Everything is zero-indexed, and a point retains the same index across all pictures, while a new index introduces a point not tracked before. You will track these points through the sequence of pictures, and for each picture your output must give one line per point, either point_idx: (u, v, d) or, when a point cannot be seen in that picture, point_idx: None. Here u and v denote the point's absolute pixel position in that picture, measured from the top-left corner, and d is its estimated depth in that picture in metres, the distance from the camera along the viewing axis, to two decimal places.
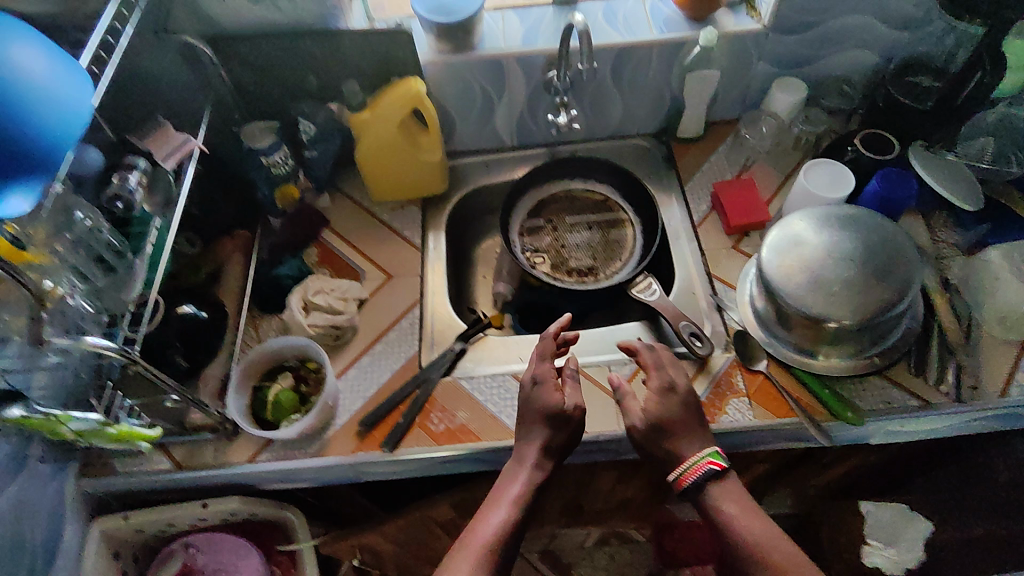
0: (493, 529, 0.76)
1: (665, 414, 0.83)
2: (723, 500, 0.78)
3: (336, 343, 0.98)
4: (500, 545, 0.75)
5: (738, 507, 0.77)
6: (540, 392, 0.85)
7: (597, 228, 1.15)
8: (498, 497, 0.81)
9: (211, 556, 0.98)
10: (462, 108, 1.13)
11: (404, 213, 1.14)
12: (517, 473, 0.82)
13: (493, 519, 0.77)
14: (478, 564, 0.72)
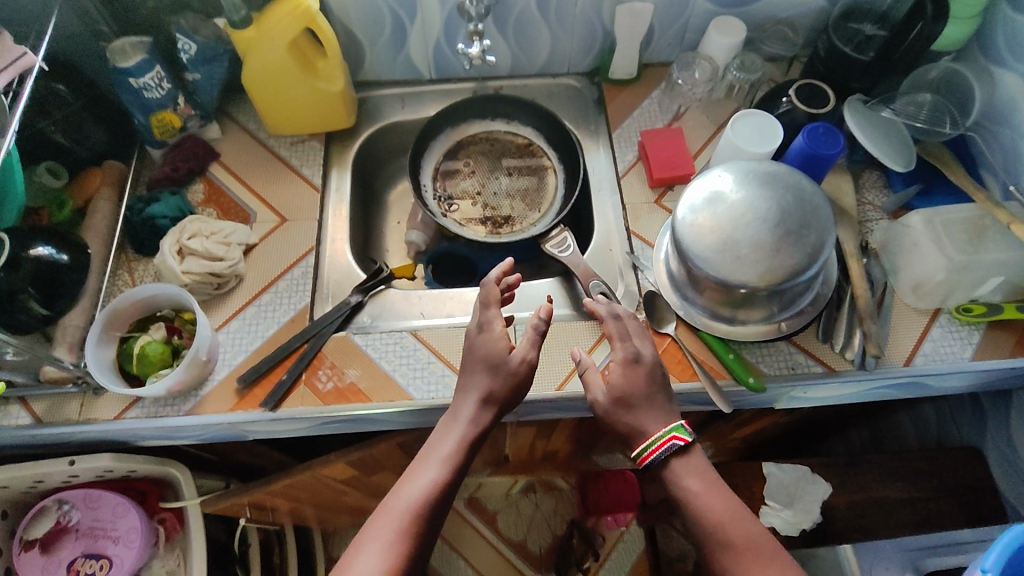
0: (419, 493, 0.71)
1: (628, 387, 0.75)
2: (686, 475, 0.73)
3: (218, 291, 0.90)
4: (426, 506, 0.70)
5: (701, 483, 0.72)
6: (483, 340, 0.79)
7: (519, 174, 1.07)
8: (429, 458, 0.75)
9: (87, 513, 0.91)
10: (370, 32, 1.02)
11: (306, 149, 1.04)
12: (450, 432, 0.76)
13: (420, 482, 0.72)
14: (401, 533, 0.68)
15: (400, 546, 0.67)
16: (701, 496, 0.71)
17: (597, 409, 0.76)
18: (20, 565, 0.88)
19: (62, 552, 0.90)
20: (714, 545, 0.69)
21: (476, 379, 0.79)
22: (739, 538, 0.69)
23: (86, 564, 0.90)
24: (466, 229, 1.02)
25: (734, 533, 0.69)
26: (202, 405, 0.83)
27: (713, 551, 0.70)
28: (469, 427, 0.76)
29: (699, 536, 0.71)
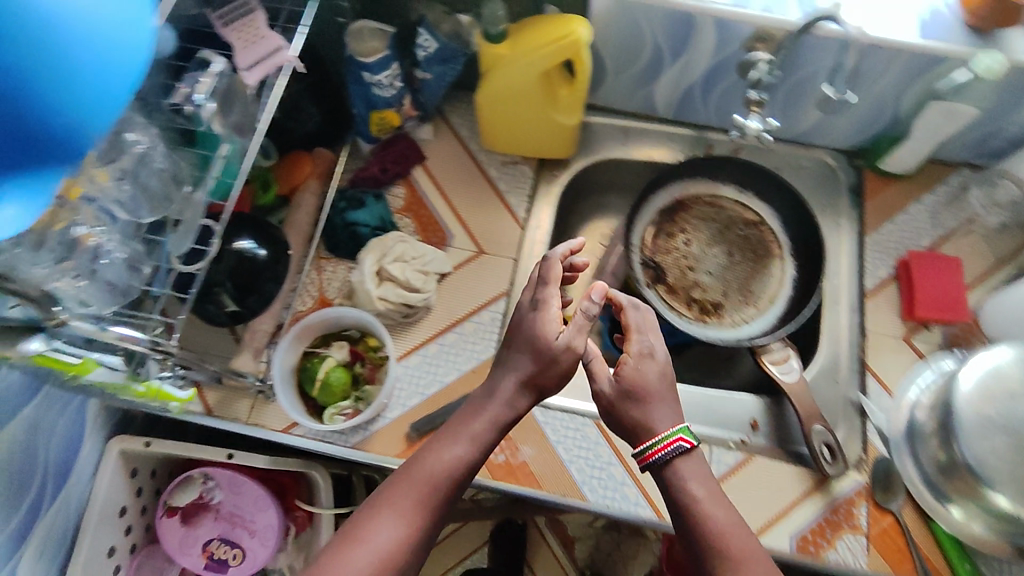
0: (447, 474, 0.60)
1: (643, 377, 0.62)
2: (691, 479, 0.59)
3: (403, 319, 0.84)
4: (448, 486, 0.60)
5: (706, 489, 0.59)
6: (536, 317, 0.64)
7: (740, 259, 0.93)
8: (442, 437, 0.62)
9: (230, 497, 0.91)
10: (620, 62, 0.88)
11: (515, 173, 0.94)
12: (482, 412, 0.62)
13: (450, 457, 0.60)
14: (418, 507, 0.58)
15: (415, 525, 0.57)
16: (702, 496, 0.58)
17: (605, 400, 0.62)
18: (162, 532, 0.90)
19: (200, 529, 0.91)
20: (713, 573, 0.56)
21: (511, 354, 0.64)
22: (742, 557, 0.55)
23: (220, 549, 0.91)
24: (667, 307, 0.89)
25: (736, 543, 0.56)
26: (367, 444, 0.78)
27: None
28: (502, 409, 0.62)
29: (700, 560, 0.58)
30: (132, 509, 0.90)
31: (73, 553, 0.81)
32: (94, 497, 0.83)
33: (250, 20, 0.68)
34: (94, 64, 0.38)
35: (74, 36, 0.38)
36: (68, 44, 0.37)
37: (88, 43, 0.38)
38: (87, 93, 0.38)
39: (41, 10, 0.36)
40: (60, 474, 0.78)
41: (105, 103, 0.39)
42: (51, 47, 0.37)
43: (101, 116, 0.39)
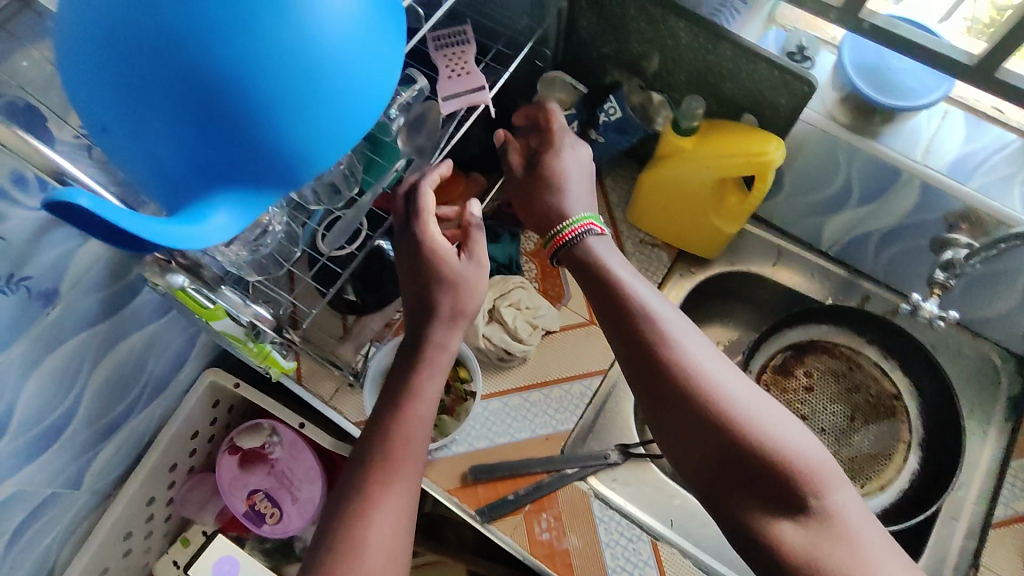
0: (418, 444, 0.60)
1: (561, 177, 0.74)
2: (608, 257, 0.67)
3: (497, 361, 0.84)
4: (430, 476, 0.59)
5: (616, 260, 0.66)
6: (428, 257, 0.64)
7: (862, 428, 0.85)
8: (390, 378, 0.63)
9: (286, 459, 0.95)
10: (801, 186, 0.84)
11: (652, 256, 0.92)
12: (416, 363, 0.63)
13: (415, 418, 0.61)
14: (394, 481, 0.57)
15: (405, 500, 0.57)
16: (616, 272, 0.65)
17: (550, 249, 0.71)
18: (221, 466, 0.94)
19: (252, 476, 0.96)
20: (661, 367, 0.58)
21: (427, 302, 0.65)
22: (678, 341, 0.59)
23: (262, 503, 0.95)
24: None
25: (654, 310, 0.61)
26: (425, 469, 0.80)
27: (667, 380, 0.57)
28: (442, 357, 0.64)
29: (641, 364, 0.59)
30: (203, 436, 0.96)
31: (142, 460, 0.88)
32: (178, 415, 0.89)
33: (461, 52, 0.70)
34: (347, 105, 0.37)
35: (341, 73, 0.37)
36: (333, 79, 0.36)
37: (348, 80, 0.37)
38: (329, 130, 0.37)
39: (322, 43, 0.35)
40: (157, 388, 0.85)
41: (342, 139, 0.38)
42: (319, 81, 0.36)
43: (333, 153, 0.38)
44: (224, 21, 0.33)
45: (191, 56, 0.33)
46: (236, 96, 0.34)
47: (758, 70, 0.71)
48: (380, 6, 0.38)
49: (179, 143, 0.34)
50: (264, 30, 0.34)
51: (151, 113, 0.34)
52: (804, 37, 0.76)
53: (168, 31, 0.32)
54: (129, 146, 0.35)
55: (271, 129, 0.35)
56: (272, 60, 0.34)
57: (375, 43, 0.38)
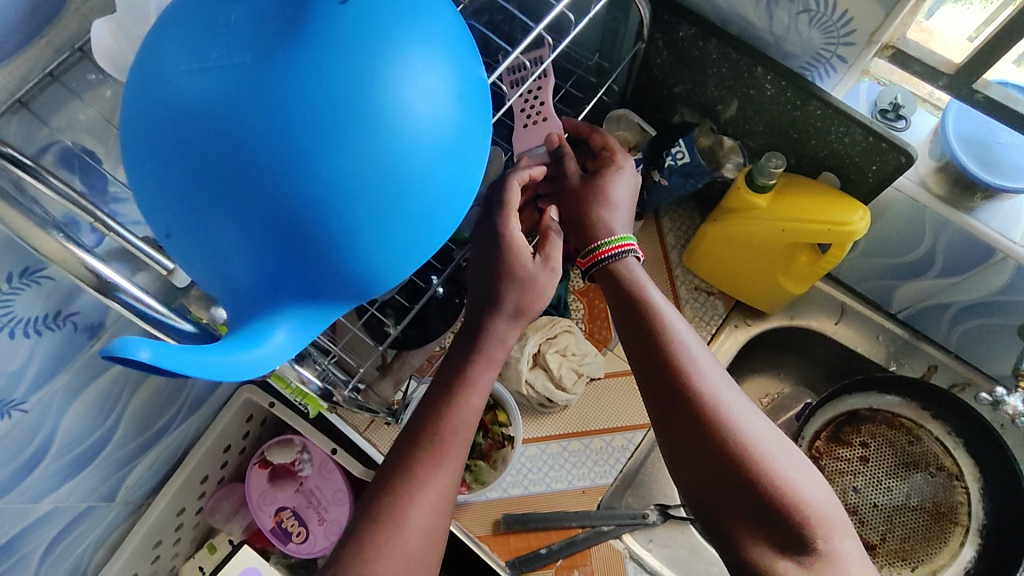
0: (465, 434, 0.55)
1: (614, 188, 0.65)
2: (627, 265, 0.61)
3: (538, 407, 0.82)
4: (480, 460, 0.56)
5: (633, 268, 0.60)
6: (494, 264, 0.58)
7: (917, 509, 0.80)
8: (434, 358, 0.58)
9: (316, 478, 0.95)
10: (877, 248, 0.79)
11: (707, 304, 0.88)
12: (471, 354, 0.57)
13: (465, 409, 0.55)
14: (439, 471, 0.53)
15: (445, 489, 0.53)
16: (633, 280, 0.59)
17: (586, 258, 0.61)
18: (250, 480, 0.94)
19: (281, 493, 0.95)
20: (672, 380, 0.53)
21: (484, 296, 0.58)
22: (692, 354, 0.54)
23: (289, 521, 0.94)
24: None
25: (673, 328, 0.56)
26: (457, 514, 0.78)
27: (677, 395, 0.53)
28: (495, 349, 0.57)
29: (652, 374, 0.55)
30: (235, 449, 0.95)
31: (174, 472, 0.88)
32: (213, 430, 0.88)
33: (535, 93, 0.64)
34: (428, 219, 0.35)
35: (426, 188, 0.34)
36: (417, 194, 0.33)
37: (432, 195, 0.34)
38: (407, 245, 0.34)
39: (408, 158, 0.33)
40: (194, 404, 0.85)
41: (417, 253, 0.35)
42: (403, 198, 0.33)
43: (408, 265, 0.35)
44: (310, 138, 0.30)
45: (272, 175, 0.30)
46: (315, 215, 0.31)
47: (851, 134, 0.65)
48: (469, 114, 0.36)
49: (249, 258, 0.32)
50: (351, 147, 0.31)
51: (222, 228, 0.31)
52: (901, 92, 0.70)
53: (251, 149, 0.30)
54: (198, 257, 0.33)
55: (348, 248, 0.32)
56: (356, 178, 0.31)
57: (461, 154, 0.35)
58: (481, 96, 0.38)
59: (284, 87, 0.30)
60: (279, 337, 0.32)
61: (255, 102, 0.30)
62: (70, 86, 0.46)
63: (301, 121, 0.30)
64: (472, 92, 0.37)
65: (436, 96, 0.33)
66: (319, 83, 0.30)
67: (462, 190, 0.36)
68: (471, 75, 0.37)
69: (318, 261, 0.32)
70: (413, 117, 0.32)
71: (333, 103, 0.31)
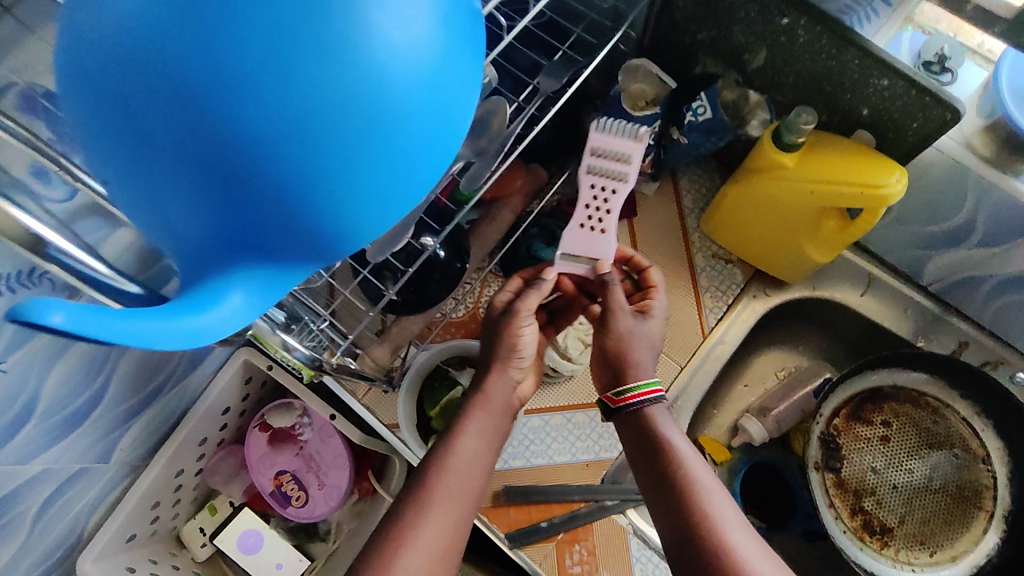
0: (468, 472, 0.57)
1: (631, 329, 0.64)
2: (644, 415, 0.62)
3: (542, 376, 0.79)
4: (476, 484, 0.57)
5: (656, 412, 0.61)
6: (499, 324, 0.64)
7: (940, 491, 0.76)
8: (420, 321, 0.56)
9: (316, 442, 0.93)
10: (912, 213, 0.73)
11: (724, 274, 0.83)
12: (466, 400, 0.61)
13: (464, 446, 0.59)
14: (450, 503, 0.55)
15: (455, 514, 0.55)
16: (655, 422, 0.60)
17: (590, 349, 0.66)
18: (249, 442, 0.92)
19: (281, 457, 0.93)
20: (671, 489, 0.55)
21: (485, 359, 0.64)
22: (695, 477, 0.56)
23: (289, 485, 0.93)
24: (825, 500, 0.77)
25: (688, 468, 0.56)
26: None
27: (675, 501, 0.55)
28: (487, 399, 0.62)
29: (666, 514, 0.55)
30: (234, 411, 0.93)
31: (171, 435, 0.86)
32: (208, 392, 0.86)
33: (607, 193, 0.65)
34: (408, 171, 0.30)
35: (403, 134, 0.29)
36: (393, 142, 0.29)
37: (412, 141, 0.29)
38: (382, 200, 0.30)
39: (382, 98, 0.28)
40: (189, 365, 0.83)
41: (396, 209, 0.31)
42: (377, 144, 0.28)
43: (384, 223, 0.31)
44: (260, 70, 0.26)
45: (218, 112, 0.26)
46: (270, 162, 0.27)
47: (892, 86, 0.59)
48: (458, 48, 0.30)
49: (197, 209, 0.27)
50: (311, 82, 0.26)
51: (164, 174, 0.27)
52: (948, 43, 0.64)
53: (192, 80, 0.25)
54: (141, 208, 0.29)
55: (309, 202, 0.28)
56: (318, 120, 0.27)
57: (448, 96, 0.30)
58: (473, 28, 0.32)
59: (231, 6, 0.25)
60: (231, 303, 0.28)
61: (196, 23, 0.25)
62: (22, 19, 0.42)
63: (251, 47, 0.25)
64: (462, 23, 0.31)
65: (414, 24, 0.28)
66: (272, 3, 0.26)
67: (447, 139, 0.31)
68: (462, 3, 0.31)
69: (276, 219, 0.28)
70: (386, 49, 0.27)
71: (292, 27, 0.26)
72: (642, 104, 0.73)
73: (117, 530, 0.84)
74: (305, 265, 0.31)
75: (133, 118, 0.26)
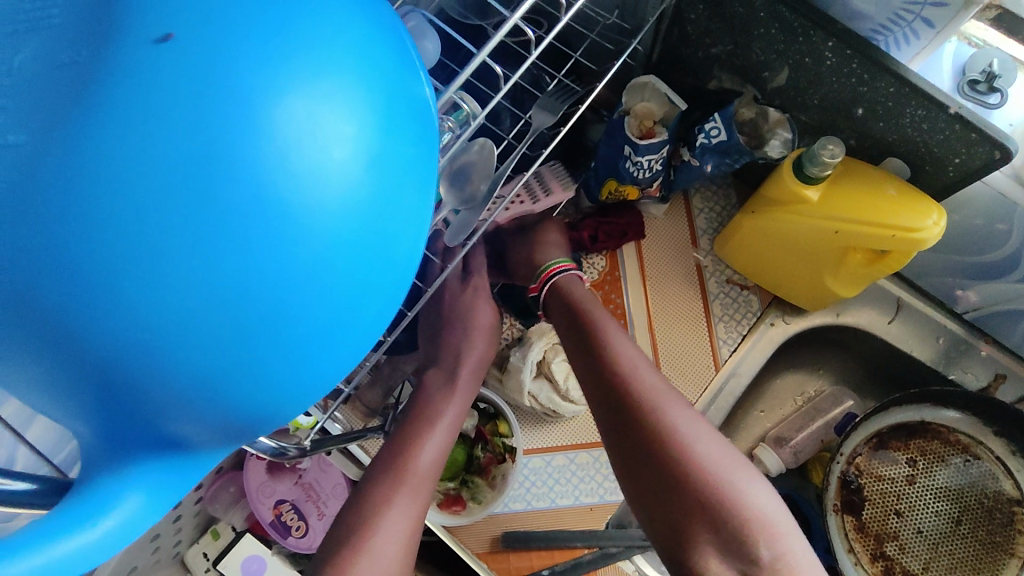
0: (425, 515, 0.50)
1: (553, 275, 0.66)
2: (571, 290, 0.64)
3: (543, 415, 0.75)
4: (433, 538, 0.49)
5: (577, 292, 0.64)
6: None
7: (968, 536, 0.71)
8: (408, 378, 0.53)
9: (316, 471, 0.92)
10: (949, 241, 0.66)
11: (739, 300, 0.78)
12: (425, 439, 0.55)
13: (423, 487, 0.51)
14: None
15: None
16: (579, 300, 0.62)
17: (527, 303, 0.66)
18: (247, 471, 0.90)
19: (279, 485, 0.91)
20: (601, 370, 0.55)
21: None
22: (619, 349, 0.56)
23: (289, 514, 0.91)
24: (843, 545, 0.73)
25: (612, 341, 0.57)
26: (453, 528, 0.72)
27: (603, 375, 0.55)
28: None
29: (594, 386, 0.55)
30: None
31: None
32: None
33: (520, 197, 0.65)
34: (334, 333, 0.25)
35: (327, 298, 0.24)
36: (311, 309, 0.23)
37: (337, 303, 0.24)
38: (303, 374, 0.25)
39: (289, 265, 0.22)
40: None
41: (323, 376, 0.26)
42: (287, 318, 0.23)
43: (315, 390, 0.26)
44: (133, 253, 0.20)
45: (81, 307, 0.21)
46: (149, 357, 0.22)
47: (932, 119, 0.52)
48: (392, 179, 0.25)
49: (75, 406, 0.23)
50: (196, 261, 0.21)
51: (28, 371, 0.22)
52: (997, 56, 0.56)
53: (44, 270, 0.21)
54: (16, 395, 0.24)
55: (209, 392, 0.23)
56: (210, 303, 0.21)
57: (380, 237, 0.25)
58: (419, 144, 0.27)
59: (85, 177, 0.20)
60: (126, 507, 0.24)
61: (49, 203, 0.20)
62: None
63: (112, 226, 0.20)
64: (402, 143, 0.25)
65: (329, 169, 0.23)
66: (138, 171, 0.20)
67: (382, 286, 0.26)
68: (403, 119, 0.26)
69: (170, 412, 0.23)
70: (290, 208, 0.22)
71: (163, 200, 0.20)
72: (648, 126, 0.67)
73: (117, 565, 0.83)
74: (222, 442, 0.26)
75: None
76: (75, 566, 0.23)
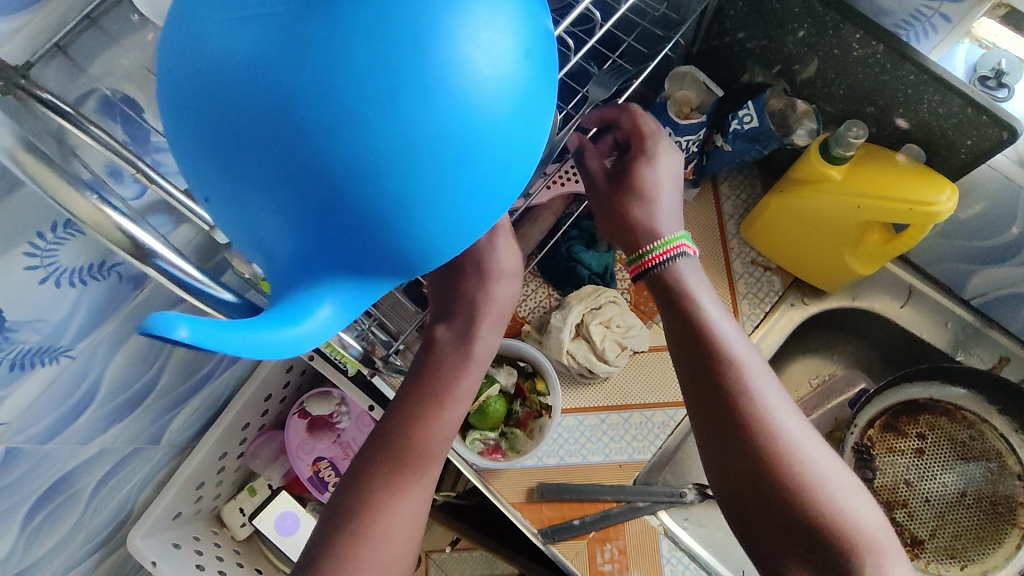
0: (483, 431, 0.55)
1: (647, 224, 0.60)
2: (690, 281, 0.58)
3: (578, 376, 0.80)
4: None
5: (698, 285, 0.57)
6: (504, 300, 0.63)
7: (973, 506, 0.75)
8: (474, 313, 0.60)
9: (353, 432, 0.97)
10: (957, 227, 0.73)
11: (762, 280, 0.83)
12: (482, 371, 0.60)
13: None
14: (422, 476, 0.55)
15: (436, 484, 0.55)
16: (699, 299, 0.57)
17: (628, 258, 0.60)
18: (289, 429, 0.95)
19: (318, 443, 0.96)
20: (709, 364, 0.54)
21: (493, 321, 0.61)
22: (729, 346, 0.54)
23: (326, 471, 0.96)
24: None
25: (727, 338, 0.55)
26: (490, 478, 0.77)
27: (710, 367, 0.53)
28: None
29: (698, 376, 0.54)
30: (274, 400, 0.96)
31: (216, 421, 0.89)
32: (254, 379, 0.89)
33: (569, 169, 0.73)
34: (488, 191, 0.31)
35: (489, 158, 0.30)
36: (474, 167, 0.30)
37: (494, 165, 0.31)
38: (462, 222, 0.31)
39: (465, 128, 0.29)
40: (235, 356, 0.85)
41: (472, 228, 0.32)
42: (461, 170, 0.30)
43: (464, 241, 0.32)
44: (365, 99, 0.27)
45: (321, 139, 0.27)
46: (363, 188, 0.28)
47: (947, 104, 0.59)
48: (535, 75, 0.32)
49: (290, 229, 0.29)
50: (407, 111, 0.28)
51: (261, 198, 0.29)
52: (1004, 57, 0.63)
53: (294, 113, 0.27)
54: (235, 222, 0.30)
55: (398, 222, 0.29)
56: (411, 146, 0.28)
57: (525, 119, 0.32)
58: (548, 54, 0.34)
59: (331, 41, 0.27)
60: (322, 313, 0.30)
61: (302, 57, 0.27)
62: (103, 32, 0.43)
63: (350, 77, 0.27)
64: (537, 50, 0.32)
65: (500, 55, 0.29)
66: (370, 37, 0.27)
67: (522, 160, 0.32)
68: (541, 32, 0.33)
69: (365, 236, 0.29)
70: (472, 79, 0.29)
71: (388, 61, 0.27)
72: (687, 111, 0.74)
73: (164, 508, 0.88)
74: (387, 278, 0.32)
75: (236, 143, 0.28)
76: (288, 348, 0.29)
